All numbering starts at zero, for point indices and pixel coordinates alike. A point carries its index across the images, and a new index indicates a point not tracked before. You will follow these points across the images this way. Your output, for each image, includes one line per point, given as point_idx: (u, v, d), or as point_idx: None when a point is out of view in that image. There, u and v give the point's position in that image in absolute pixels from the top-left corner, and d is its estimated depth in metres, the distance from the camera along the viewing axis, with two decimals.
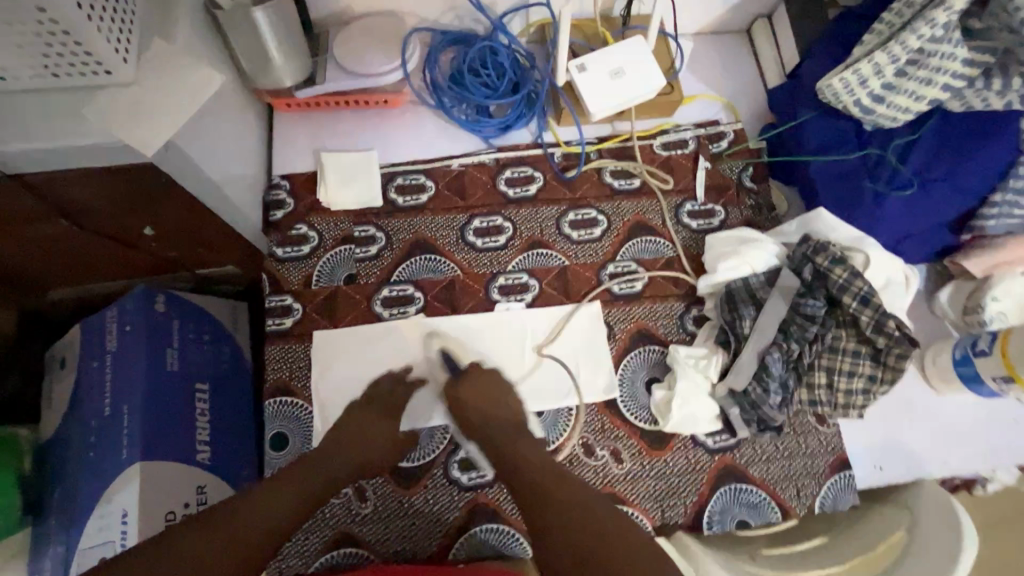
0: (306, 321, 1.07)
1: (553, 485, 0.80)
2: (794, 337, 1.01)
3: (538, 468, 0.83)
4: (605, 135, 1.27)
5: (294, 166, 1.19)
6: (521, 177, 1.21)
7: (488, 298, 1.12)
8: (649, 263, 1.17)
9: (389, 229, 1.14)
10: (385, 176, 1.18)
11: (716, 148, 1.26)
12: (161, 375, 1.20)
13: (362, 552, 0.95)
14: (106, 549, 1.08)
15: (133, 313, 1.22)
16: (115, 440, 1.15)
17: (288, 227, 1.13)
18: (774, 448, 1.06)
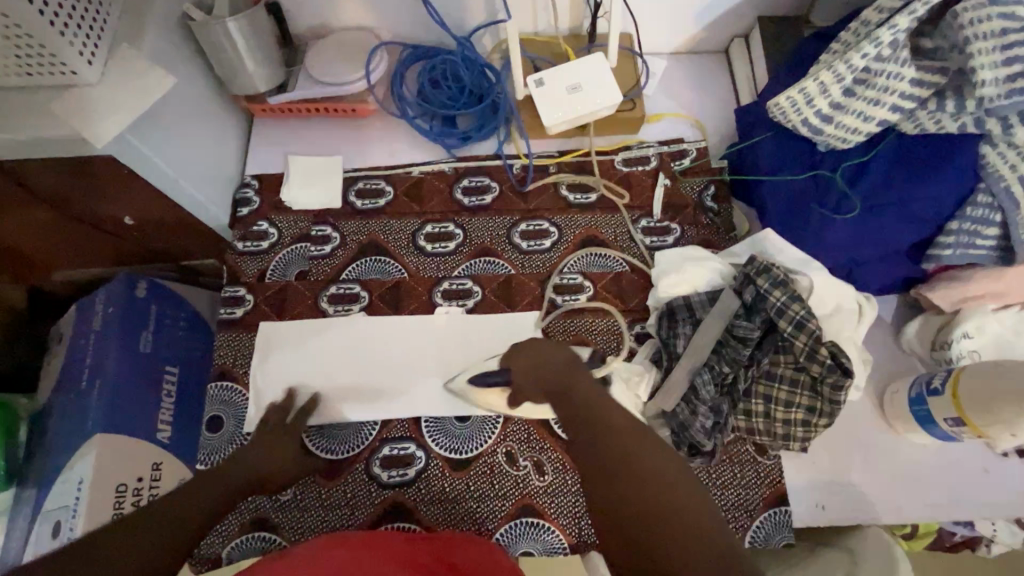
0: (256, 312, 1.13)
1: (615, 437, 0.72)
2: (726, 359, 0.98)
3: (602, 416, 0.76)
4: (565, 149, 1.28)
5: (264, 166, 1.26)
6: (478, 187, 1.24)
7: (431, 302, 1.14)
8: (596, 276, 1.16)
9: (344, 230, 1.20)
10: (347, 180, 1.24)
11: (678, 166, 1.24)
12: (134, 355, 1.29)
13: (276, 538, 0.98)
14: (63, 513, 1.16)
15: (116, 296, 1.32)
16: (85, 412, 1.24)
17: (251, 224, 1.20)
18: (705, 475, 1.01)
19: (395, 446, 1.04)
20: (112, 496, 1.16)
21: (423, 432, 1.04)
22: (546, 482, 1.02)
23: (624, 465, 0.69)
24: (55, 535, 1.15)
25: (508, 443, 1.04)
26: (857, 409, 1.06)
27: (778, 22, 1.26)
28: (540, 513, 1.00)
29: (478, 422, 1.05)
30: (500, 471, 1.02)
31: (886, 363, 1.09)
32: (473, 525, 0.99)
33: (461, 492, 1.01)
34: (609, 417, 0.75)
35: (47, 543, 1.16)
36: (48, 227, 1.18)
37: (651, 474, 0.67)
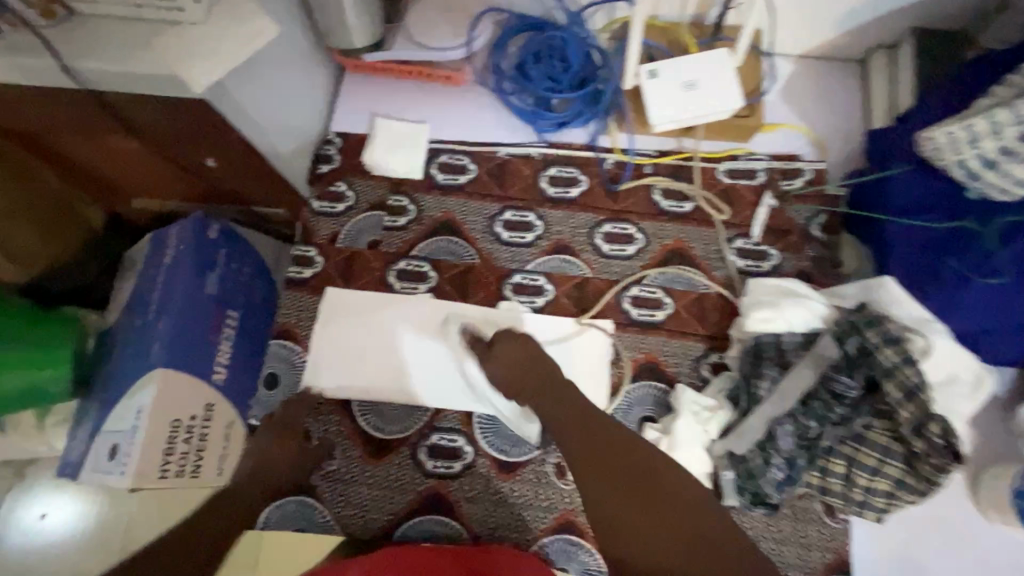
0: (324, 276, 1.11)
1: (621, 461, 0.78)
2: (814, 413, 0.89)
3: (602, 437, 0.81)
4: (665, 149, 1.17)
5: (350, 124, 1.22)
6: (565, 177, 1.16)
7: (499, 293, 1.09)
8: (678, 295, 1.08)
9: (422, 204, 1.15)
10: (431, 151, 1.18)
11: (788, 186, 1.13)
12: (199, 295, 1.30)
13: (316, 505, 0.99)
14: (120, 437, 1.21)
15: (188, 234, 1.32)
16: (148, 343, 1.26)
17: (330, 183, 1.17)
18: (764, 526, 0.95)
19: (444, 436, 1.01)
20: (166, 430, 1.19)
21: (475, 428, 1.01)
22: None
23: (638, 491, 0.76)
24: (111, 457, 1.20)
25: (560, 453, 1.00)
26: (947, 487, 0.96)
27: (937, 37, 1.10)
28: (581, 531, 0.96)
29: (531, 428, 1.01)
30: (547, 482, 0.99)
31: (989, 442, 0.98)
32: (511, 531, 0.97)
33: (505, 494, 0.98)
34: (610, 442, 0.80)
35: (104, 462, 1.21)
36: (135, 159, 1.18)
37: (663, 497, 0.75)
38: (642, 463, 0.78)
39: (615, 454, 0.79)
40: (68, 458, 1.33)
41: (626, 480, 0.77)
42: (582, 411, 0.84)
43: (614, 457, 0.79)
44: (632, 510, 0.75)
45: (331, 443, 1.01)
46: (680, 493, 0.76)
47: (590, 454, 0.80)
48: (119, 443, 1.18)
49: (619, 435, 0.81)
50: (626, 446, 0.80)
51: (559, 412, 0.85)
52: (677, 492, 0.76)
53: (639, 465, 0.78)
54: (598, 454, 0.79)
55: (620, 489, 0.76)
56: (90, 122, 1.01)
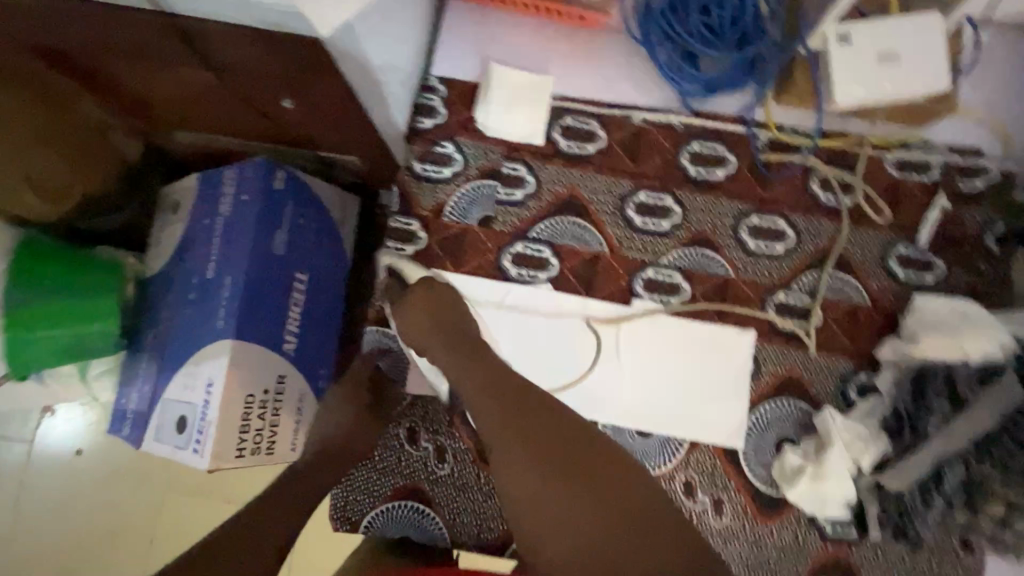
0: (428, 254, 0.97)
1: (530, 433, 0.66)
2: (992, 459, 0.81)
3: (512, 408, 0.68)
4: (830, 131, 1.01)
5: (456, 69, 1.02)
6: (710, 156, 1.00)
7: (629, 289, 0.97)
8: (829, 304, 0.97)
9: (542, 176, 0.98)
10: (554, 110, 1.00)
11: (967, 187, 0.98)
12: (266, 255, 1.15)
13: (428, 511, 0.92)
14: (189, 410, 1.11)
15: (253, 183, 1.15)
16: (213, 307, 1.13)
17: (433, 142, 0.99)
18: (899, 558, 0.91)
19: None
20: (240, 407, 1.09)
21: None
22: (722, 524, 0.92)
23: (549, 472, 0.63)
24: (180, 430, 1.11)
25: (689, 472, 0.93)
26: None
27: None
28: None
29: (662, 441, 0.93)
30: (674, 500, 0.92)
31: None
32: None
33: None
34: (519, 415, 0.67)
35: (173, 434, 1.12)
36: (196, 97, 0.97)
37: (575, 476, 0.63)
38: (556, 433, 0.66)
39: (521, 432, 0.66)
40: (122, 418, 1.21)
41: (535, 462, 0.64)
42: (488, 377, 0.71)
43: (518, 435, 0.66)
44: (544, 498, 0.62)
45: (441, 444, 0.93)
46: (595, 472, 0.63)
47: (495, 427, 0.67)
48: (190, 418, 1.09)
49: (526, 401, 0.69)
50: (534, 418, 0.67)
51: (468, 385, 0.71)
52: (596, 467, 0.64)
53: (551, 441, 0.65)
54: (504, 427, 0.67)
55: (529, 471, 0.63)
56: (153, 46, 0.81)
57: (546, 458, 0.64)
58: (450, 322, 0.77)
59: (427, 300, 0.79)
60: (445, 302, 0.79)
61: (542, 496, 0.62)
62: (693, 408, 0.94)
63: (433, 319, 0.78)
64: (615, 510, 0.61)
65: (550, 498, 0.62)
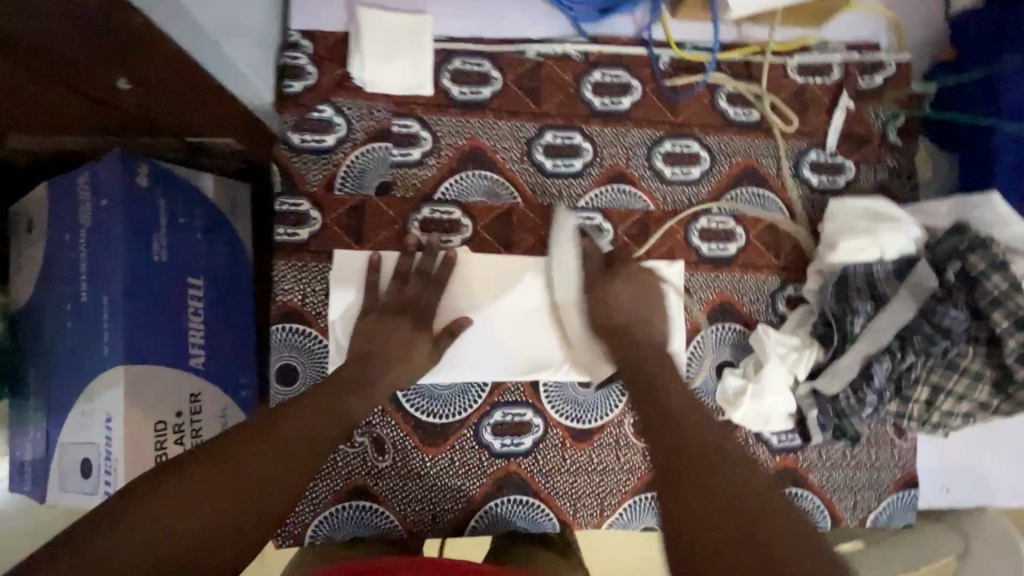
0: (326, 235, 0.87)
1: (685, 427, 0.62)
2: (913, 347, 0.83)
3: (667, 404, 0.66)
4: (729, 43, 0.96)
5: (321, 21, 0.89)
6: (613, 83, 0.93)
7: (550, 239, 0.91)
8: (750, 222, 0.95)
9: (437, 129, 0.89)
10: (439, 53, 0.90)
11: (867, 83, 0.97)
12: (145, 263, 1.01)
13: (376, 507, 0.87)
14: (90, 451, 0.98)
15: (110, 184, 0.99)
16: (94, 331, 0.99)
17: (309, 107, 0.88)
18: (842, 455, 0.94)
19: (509, 411, 0.89)
20: (150, 436, 0.97)
21: (542, 398, 0.89)
22: None
23: (695, 462, 0.58)
24: (86, 475, 0.98)
25: (637, 412, 0.91)
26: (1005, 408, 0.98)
27: None
28: None
29: (605, 388, 0.90)
30: (626, 443, 0.91)
31: None
32: (594, 499, 0.90)
33: (583, 464, 0.90)
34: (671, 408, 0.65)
35: (77, 481, 0.99)
36: None
37: (724, 475, 0.57)
38: (709, 436, 0.61)
39: (672, 426, 0.63)
40: (21, 472, 1.07)
41: (684, 450, 0.59)
42: (642, 366, 0.74)
43: (674, 425, 0.63)
44: (684, 484, 0.57)
45: (377, 435, 0.87)
46: (745, 486, 0.56)
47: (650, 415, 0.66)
48: (93, 460, 0.96)
49: (681, 402, 0.66)
50: (688, 416, 0.64)
51: (640, 375, 0.73)
52: (745, 476, 0.57)
53: (700, 437, 0.61)
54: (656, 419, 0.65)
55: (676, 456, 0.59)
56: None
57: (695, 448, 0.59)
58: (626, 324, 0.81)
59: (635, 289, 0.84)
60: (605, 297, 0.83)
61: (686, 481, 0.57)
62: None
63: (631, 304, 0.82)
64: (756, 516, 0.53)
65: (694, 489, 0.56)
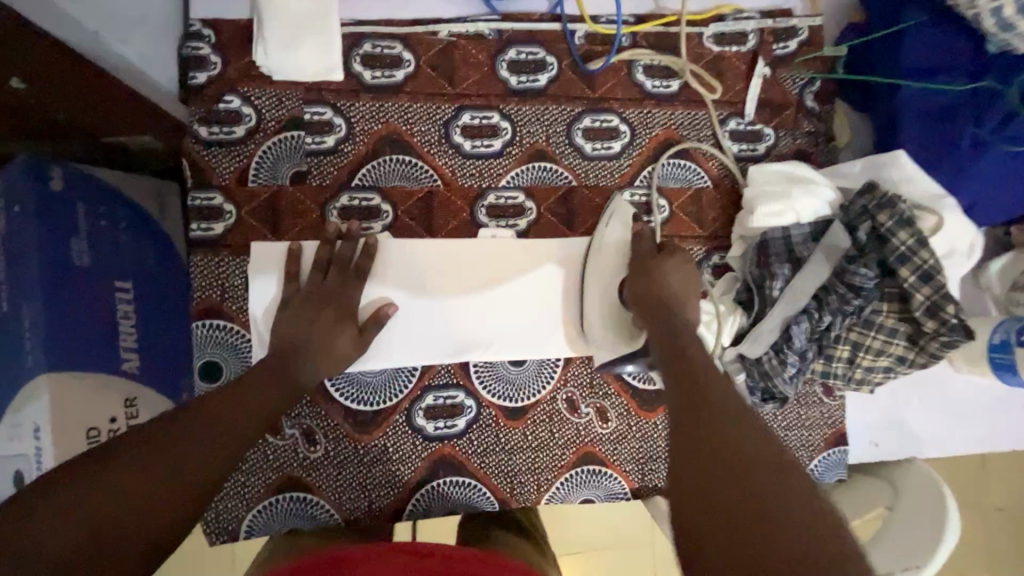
0: (243, 229, 0.86)
1: (707, 382, 0.60)
2: (829, 307, 0.86)
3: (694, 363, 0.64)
4: (644, 15, 0.96)
5: (222, 9, 0.87)
6: (529, 60, 0.93)
7: (473, 221, 0.91)
8: (673, 194, 0.96)
9: (351, 115, 0.88)
10: (348, 38, 0.88)
11: (782, 49, 0.98)
12: (66, 269, 0.97)
13: (312, 498, 0.87)
14: (18, 465, 0.94)
15: (20, 191, 0.95)
16: (15, 342, 0.95)
17: (215, 99, 0.86)
18: (773, 417, 0.97)
19: (440, 394, 0.89)
20: (84, 445, 0.95)
21: (474, 379, 0.90)
22: (610, 429, 0.93)
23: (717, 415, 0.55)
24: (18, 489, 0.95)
25: (570, 388, 0.92)
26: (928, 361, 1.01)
27: None
28: (603, 460, 0.93)
29: (536, 366, 0.91)
30: (560, 419, 0.92)
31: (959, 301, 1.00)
32: (531, 476, 0.91)
33: (518, 442, 0.91)
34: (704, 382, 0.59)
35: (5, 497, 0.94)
36: None
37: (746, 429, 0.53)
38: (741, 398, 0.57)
39: (700, 381, 0.60)
40: None
41: (701, 401, 0.57)
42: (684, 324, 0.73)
43: (697, 382, 0.60)
44: (693, 426, 0.55)
45: (308, 426, 0.87)
46: (766, 444, 0.52)
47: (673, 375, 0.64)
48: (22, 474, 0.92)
49: (712, 366, 0.62)
50: (716, 377, 0.60)
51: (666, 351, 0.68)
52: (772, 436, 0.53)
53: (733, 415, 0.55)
54: (677, 374, 0.63)
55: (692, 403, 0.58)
56: None
57: (716, 403, 0.57)
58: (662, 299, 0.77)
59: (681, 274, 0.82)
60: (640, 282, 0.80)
61: (707, 427, 0.54)
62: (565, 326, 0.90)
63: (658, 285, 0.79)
64: (771, 466, 0.50)
65: (703, 433, 0.54)
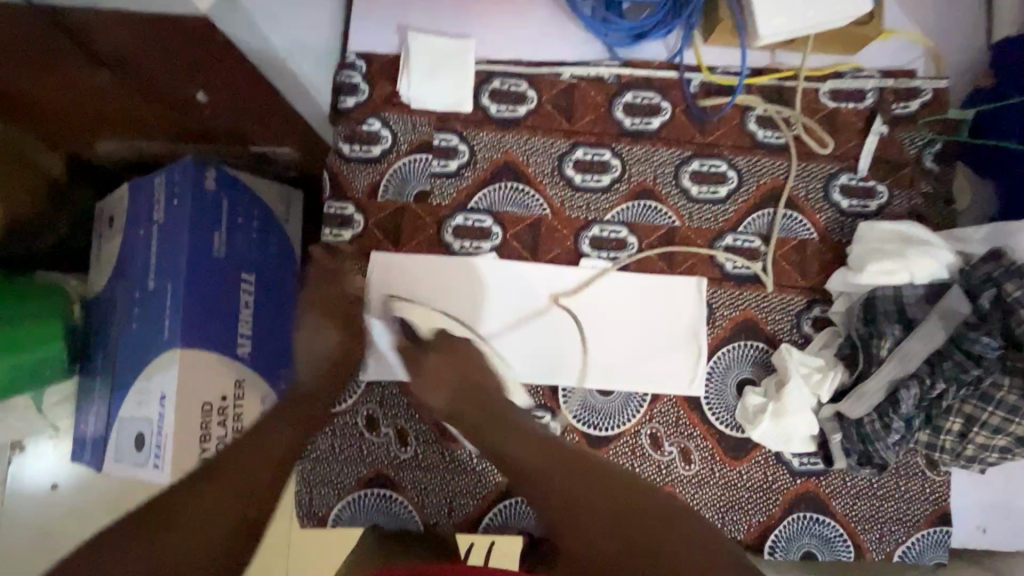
0: (367, 238, 0.94)
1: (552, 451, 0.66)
2: (944, 374, 0.81)
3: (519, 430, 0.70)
4: (762, 68, 0.99)
5: (375, 44, 0.98)
6: (644, 104, 0.97)
7: (576, 249, 0.95)
8: (775, 243, 0.96)
9: (474, 143, 0.96)
10: (480, 74, 0.97)
11: (902, 109, 0.97)
12: (205, 259, 1.10)
13: (397, 496, 0.91)
14: (144, 425, 1.06)
15: (181, 187, 1.10)
16: (156, 318, 1.08)
17: (358, 121, 0.96)
18: (867, 484, 0.92)
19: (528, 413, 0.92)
20: (197, 417, 1.05)
21: (563, 404, 0.92)
22: (692, 471, 0.92)
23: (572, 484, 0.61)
24: (139, 447, 1.06)
25: (654, 423, 0.93)
26: None
27: None
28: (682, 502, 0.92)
29: (623, 398, 0.93)
30: (641, 454, 0.92)
31: None
32: None
33: None
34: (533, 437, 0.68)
35: (130, 452, 1.08)
36: (105, 103, 0.90)
37: (592, 485, 0.61)
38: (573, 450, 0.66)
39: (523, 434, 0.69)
40: (83, 443, 1.17)
41: (556, 468, 0.63)
42: (489, 396, 0.75)
43: (542, 450, 0.66)
44: (565, 485, 0.61)
45: (403, 428, 0.92)
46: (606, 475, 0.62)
47: (509, 446, 0.68)
48: (146, 433, 1.04)
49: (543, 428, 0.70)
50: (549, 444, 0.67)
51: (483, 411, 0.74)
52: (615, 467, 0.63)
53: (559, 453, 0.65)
54: (519, 436, 0.68)
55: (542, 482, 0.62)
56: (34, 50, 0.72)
57: (560, 472, 0.63)
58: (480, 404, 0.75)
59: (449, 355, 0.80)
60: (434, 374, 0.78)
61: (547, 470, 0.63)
62: (665, 362, 0.93)
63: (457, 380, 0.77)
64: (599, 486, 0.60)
65: (577, 505, 0.59)
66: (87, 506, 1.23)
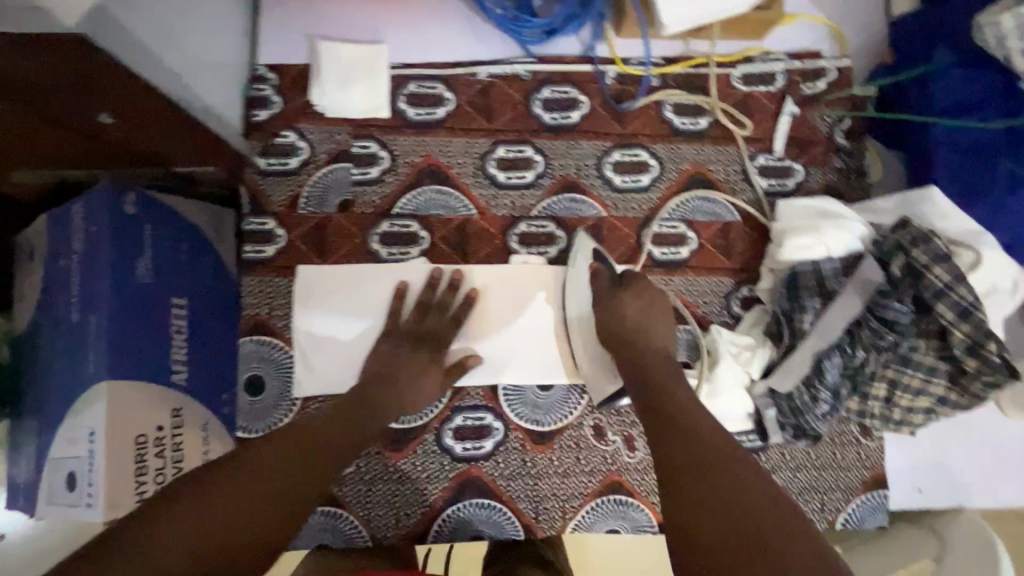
0: (290, 252, 0.92)
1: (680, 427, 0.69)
2: (863, 342, 0.84)
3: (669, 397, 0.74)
4: (674, 57, 1.01)
5: (286, 55, 0.97)
6: (562, 99, 0.98)
7: (506, 248, 0.95)
8: (701, 227, 0.97)
9: (395, 148, 0.95)
10: (396, 79, 0.96)
11: (811, 89, 1.00)
12: (130, 286, 1.05)
13: (341, 512, 0.89)
14: (74, 464, 1.01)
15: (97, 212, 1.04)
16: (81, 353, 1.03)
17: (273, 134, 0.94)
18: (806, 456, 0.94)
19: (469, 415, 0.91)
20: (131, 449, 1.00)
21: (503, 403, 0.92)
22: (637, 459, 0.92)
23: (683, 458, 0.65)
24: (71, 487, 1.01)
25: (597, 415, 0.93)
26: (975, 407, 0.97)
27: None
28: (629, 490, 0.92)
29: (563, 392, 0.92)
30: (586, 447, 0.92)
31: None
32: (556, 501, 0.91)
33: (543, 467, 0.91)
34: (697, 437, 0.67)
35: (63, 493, 1.02)
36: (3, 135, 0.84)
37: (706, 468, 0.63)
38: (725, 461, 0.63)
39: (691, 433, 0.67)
40: (16, 489, 1.11)
41: (703, 473, 0.62)
42: (657, 362, 0.80)
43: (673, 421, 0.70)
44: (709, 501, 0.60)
45: None
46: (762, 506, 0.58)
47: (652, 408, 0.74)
48: (77, 472, 0.99)
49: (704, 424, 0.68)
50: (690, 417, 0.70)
51: (665, 400, 0.73)
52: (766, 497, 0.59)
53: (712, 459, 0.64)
54: (677, 435, 0.67)
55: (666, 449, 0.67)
56: None
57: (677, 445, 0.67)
58: (619, 334, 0.84)
59: (644, 298, 0.87)
60: (616, 313, 0.86)
61: (701, 472, 0.63)
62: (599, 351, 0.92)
63: (638, 316, 0.85)
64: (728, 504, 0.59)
65: (689, 483, 0.62)
66: (25, 558, 1.16)
